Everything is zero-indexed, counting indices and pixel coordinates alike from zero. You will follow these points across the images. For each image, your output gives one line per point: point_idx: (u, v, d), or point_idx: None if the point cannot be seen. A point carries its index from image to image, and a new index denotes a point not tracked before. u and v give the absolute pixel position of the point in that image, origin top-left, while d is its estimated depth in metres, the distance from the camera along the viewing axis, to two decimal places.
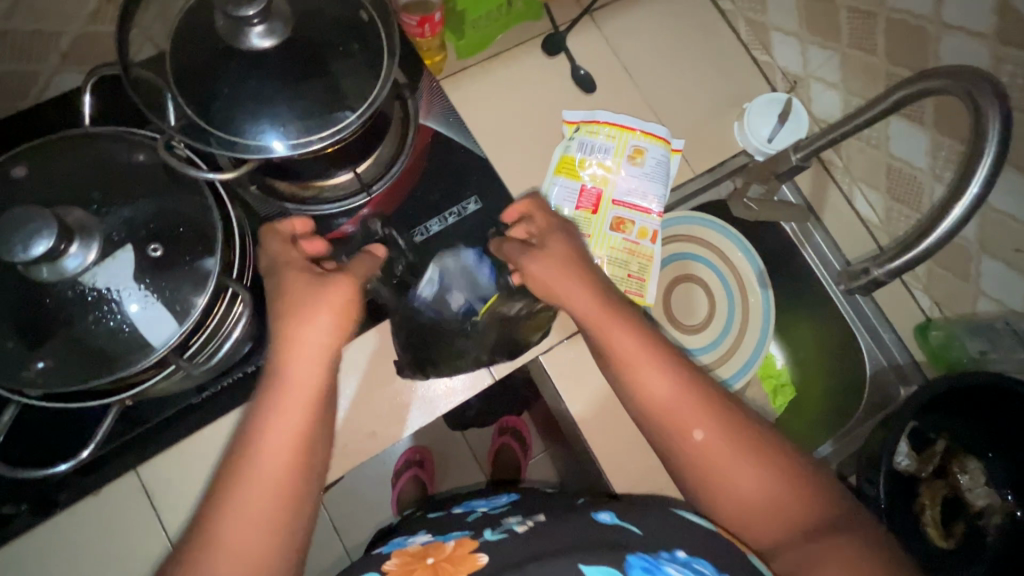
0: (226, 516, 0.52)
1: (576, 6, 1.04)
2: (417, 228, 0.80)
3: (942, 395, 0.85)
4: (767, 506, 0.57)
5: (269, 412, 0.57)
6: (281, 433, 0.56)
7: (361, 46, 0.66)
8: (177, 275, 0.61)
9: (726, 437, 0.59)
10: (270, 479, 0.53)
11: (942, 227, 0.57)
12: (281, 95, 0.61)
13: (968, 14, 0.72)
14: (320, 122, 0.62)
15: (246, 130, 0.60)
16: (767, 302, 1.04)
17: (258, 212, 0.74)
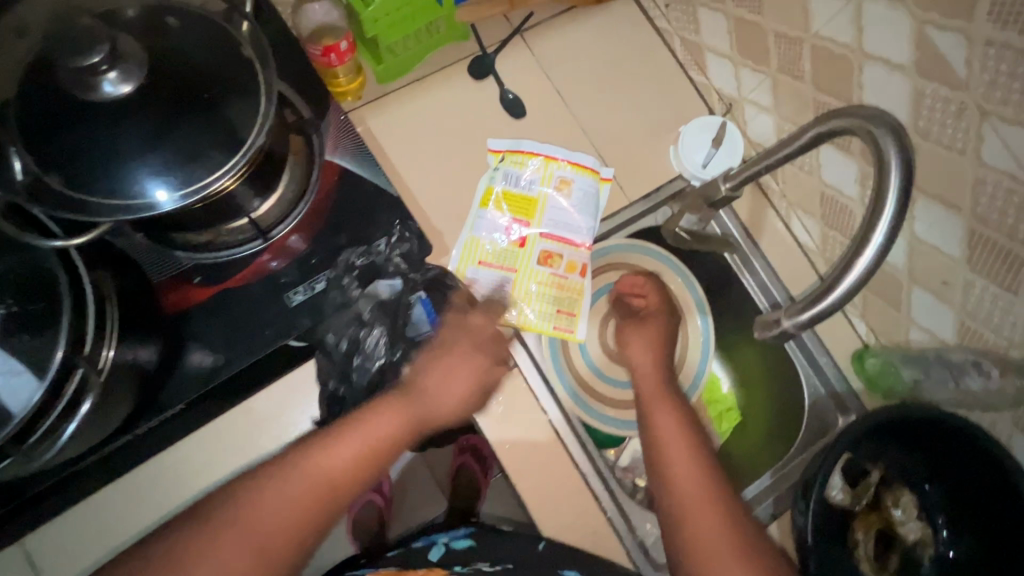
0: (276, 492, 0.63)
1: (505, 25, 1.00)
2: (318, 273, 0.74)
3: (882, 425, 0.84)
4: (713, 538, 0.71)
5: (350, 443, 0.68)
6: (376, 432, 0.71)
7: (234, 84, 0.58)
8: (33, 329, 0.54)
9: (698, 477, 0.77)
10: (326, 482, 0.65)
11: (846, 283, 0.56)
12: (153, 140, 0.54)
13: (886, 44, 0.69)
14: (199, 168, 0.55)
15: (125, 181, 0.54)
16: (706, 328, 1.02)
17: (143, 265, 0.69)
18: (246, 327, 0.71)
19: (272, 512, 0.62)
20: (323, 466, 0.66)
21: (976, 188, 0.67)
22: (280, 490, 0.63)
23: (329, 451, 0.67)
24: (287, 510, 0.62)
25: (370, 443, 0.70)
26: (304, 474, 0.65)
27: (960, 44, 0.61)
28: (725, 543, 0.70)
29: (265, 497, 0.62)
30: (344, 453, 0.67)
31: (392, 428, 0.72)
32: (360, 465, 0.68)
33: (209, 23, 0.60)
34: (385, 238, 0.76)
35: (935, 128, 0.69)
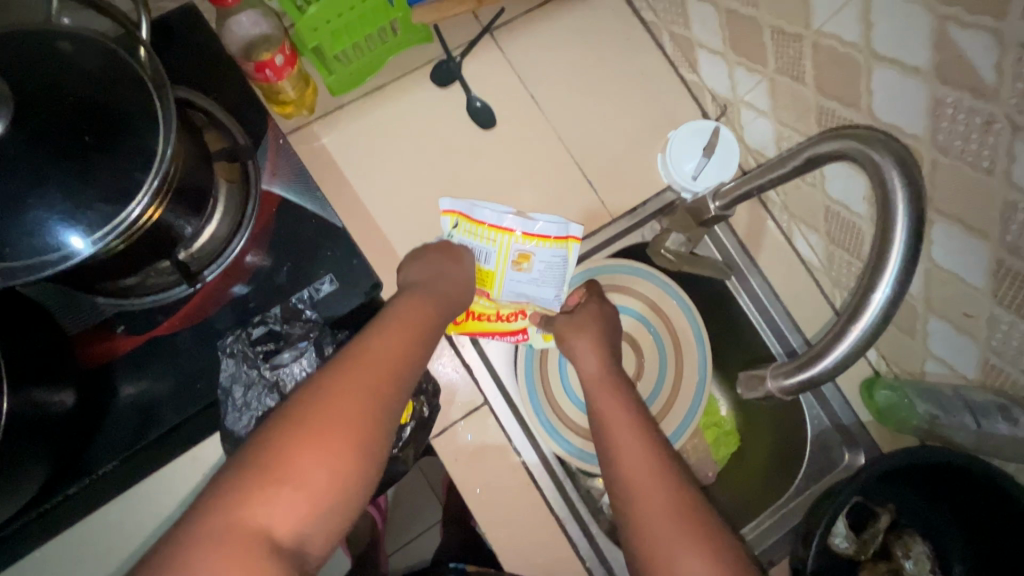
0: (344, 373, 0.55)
1: (474, 24, 0.90)
2: (257, 319, 0.67)
3: (899, 468, 0.76)
4: (656, 500, 0.63)
5: (388, 327, 0.62)
6: (410, 315, 0.66)
7: (128, 122, 0.50)
8: None
9: (637, 443, 0.68)
10: (383, 361, 0.58)
11: (837, 352, 0.48)
12: (32, 187, 0.46)
13: (898, 44, 0.58)
14: (99, 212, 0.48)
15: (10, 235, 0.46)
16: (704, 362, 0.89)
17: (62, 322, 0.63)
18: (181, 379, 0.65)
19: (352, 405, 0.52)
20: (376, 361, 0.57)
21: (1004, 214, 0.58)
22: (344, 390, 0.53)
23: (372, 342, 0.59)
24: (362, 403, 0.53)
25: (408, 329, 0.64)
26: (358, 367, 0.55)
27: (988, 46, 0.51)
28: (666, 507, 0.62)
29: (332, 393, 0.53)
30: (386, 342, 0.60)
31: (424, 308, 0.68)
32: (406, 347, 0.61)
33: (102, 47, 0.52)
34: (330, 277, 0.69)
35: (957, 142, 0.59)
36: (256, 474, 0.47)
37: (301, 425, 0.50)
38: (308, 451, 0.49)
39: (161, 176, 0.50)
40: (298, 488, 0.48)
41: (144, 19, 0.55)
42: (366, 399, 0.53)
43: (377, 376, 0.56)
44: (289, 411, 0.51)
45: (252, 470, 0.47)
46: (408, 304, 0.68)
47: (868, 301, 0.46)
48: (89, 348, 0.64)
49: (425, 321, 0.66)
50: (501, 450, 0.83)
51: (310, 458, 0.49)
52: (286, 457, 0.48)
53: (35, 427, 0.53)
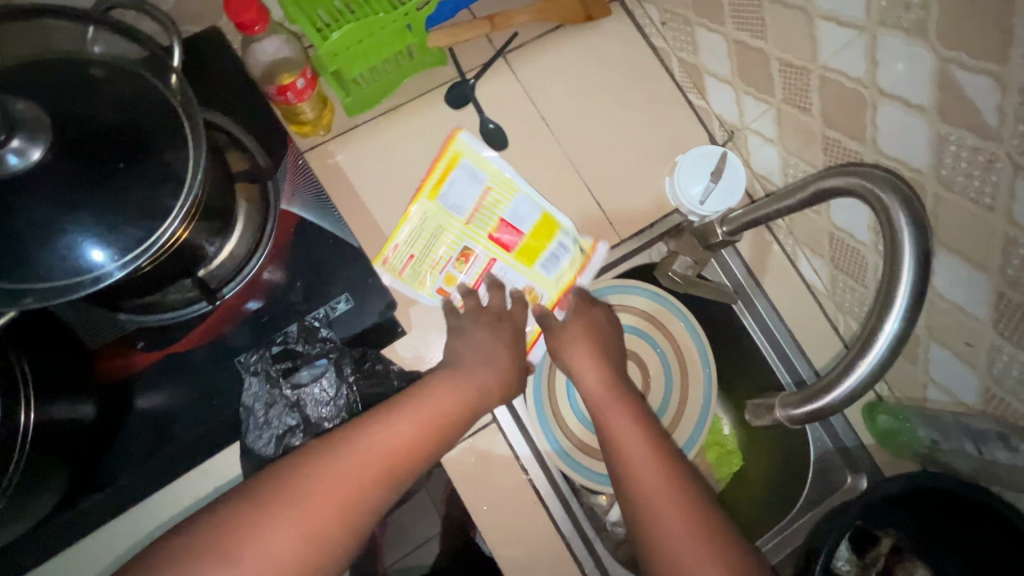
0: (337, 461, 0.52)
1: (487, 47, 0.92)
2: (276, 336, 0.69)
3: (902, 495, 0.77)
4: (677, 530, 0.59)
5: (403, 418, 0.59)
6: (434, 402, 0.62)
7: (157, 147, 0.52)
8: None
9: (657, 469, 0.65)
10: (382, 460, 0.54)
11: (844, 386, 0.50)
12: (67, 212, 0.48)
13: (904, 82, 0.60)
14: (130, 235, 0.50)
15: (47, 258, 0.48)
16: (710, 386, 0.91)
17: (81, 338, 0.64)
18: (196, 396, 0.66)
19: (327, 498, 0.50)
20: (374, 449, 0.55)
21: (1006, 249, 0.59)
22: (325, 478, 0.51)
23: (382, 428, 0.57)
24: (338, 498, 0.50)
25: (424, 419, 0.60)
26: (351, 454, 0.53)
27: (990, 89, 0.53)
28: (678, 502, 0.61)
29: (318, 476, 0.51)
30: (399, 433, 0.57)
31: (451, 401, 0.64)
32: (417, 444, 0.58)
33: (134, 74, 0.54)
34: (345, 296, 0.70)
35: (960, 178, 0.60)
36: (215, 536, 0.46)
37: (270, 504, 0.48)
38: (264, 532, 0.46)
39: (189, 201, 0.52)
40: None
41: (175, 45, 0.57)
42: (348, 489, 0.51)
43: (367, 473, 0.53)
44: (274, 484, 0.50)
45: (214, 525, 0.46)
46: (440, 386, 0.65)
47: (874, 337, 0.48)
48: (106, 365, 0.64)
49: (452, 414, 0.63)
50: (508, 468, 0.84)
51: (263, 543, 0.46)
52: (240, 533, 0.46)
53: (49, 439, 0.55)
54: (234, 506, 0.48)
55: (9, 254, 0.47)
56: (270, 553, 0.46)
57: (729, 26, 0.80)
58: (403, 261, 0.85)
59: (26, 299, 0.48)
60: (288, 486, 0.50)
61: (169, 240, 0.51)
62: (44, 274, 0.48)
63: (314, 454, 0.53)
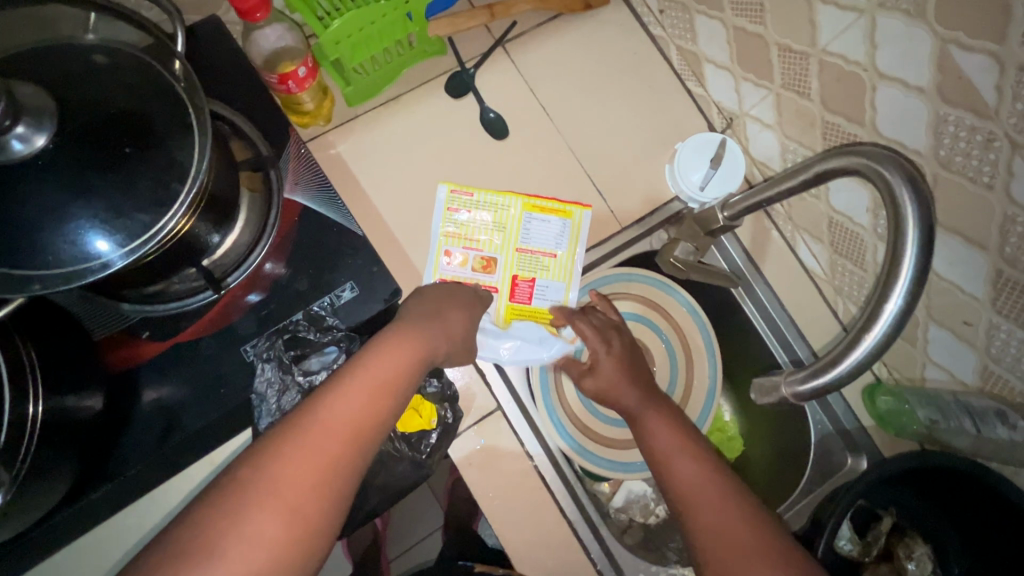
0: (299, 443, 0.50)
1: (486, 37, 0.92)
2: (282, 325, 0.69)
3: (903, 474, 0.79)
4: (733, 537, 0.58)
5: (356, 385, 0.56)
6: (387, 365, 0.59)
7: (161, 133, 0.51)
8: None
9: (701, 475, 0.65)
10: (345, 429, 0.52)
11: (852, 359, 0.50)
12: (75, 198, 0.47)
13: (903, 64, 0.61)
14: (137, 222, 0.49)
15: (55, 244, 0.47)
16: (715, 371, 0.92)
17: (89, 330, 0.64)
18: (203, 385, 0.66)
19: (289, 479, 0.48)
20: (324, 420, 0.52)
21: (1003, 227, 0.60)
22: (292, 455, 0.49)
23: (331, 400, 0.53)
24: (312, 472, 0.49)
25: (374, 382, 0.57)
26: (298, 430, 0.51)
27: (988, 69, 0.54)
28: (722, 491, 0.63)
29: (284, 456, 0.49)
30: (351, 403, 0.54)
31: (403, 356, 0.61)
32: (374, 408, 0.55)
33: (138, 61, 0.53)
34: (350, 284, 0.70)
35: (958, 158, 0.61)
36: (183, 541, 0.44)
37: (245, 495, 0.46)
38: (235, 526, 0.45)
39: (195, 188, 0.51)
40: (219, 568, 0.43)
41: (179, 30, 0.57)
42: (309, 463, 0.49)
43: (335, 441, 0.51)
44: (242, 476, 0.48)
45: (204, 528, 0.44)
46: (393, 345, 0.61)
47: (880, 312, 0.48)
48: (113, 356, 0.64)
49: (409, 370, 0.60)
50: (514, 455, 0.84)
51: (235, 534, 0.45)
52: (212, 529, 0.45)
53: (59, 428, 0.55)
54: (198, 510, 0.46)
55: (15, 241, 0.47)
56: (251, 543, 0.45)
57: (728, 13, 0.80)
58: (460, 210, 0.87)
59: (33, 286, 0.47)
60: (254, 475, 0.48)
61: (175, 227, 0.51)
62: (53, 260, 0.48)
63: (274, 436, 0.51)
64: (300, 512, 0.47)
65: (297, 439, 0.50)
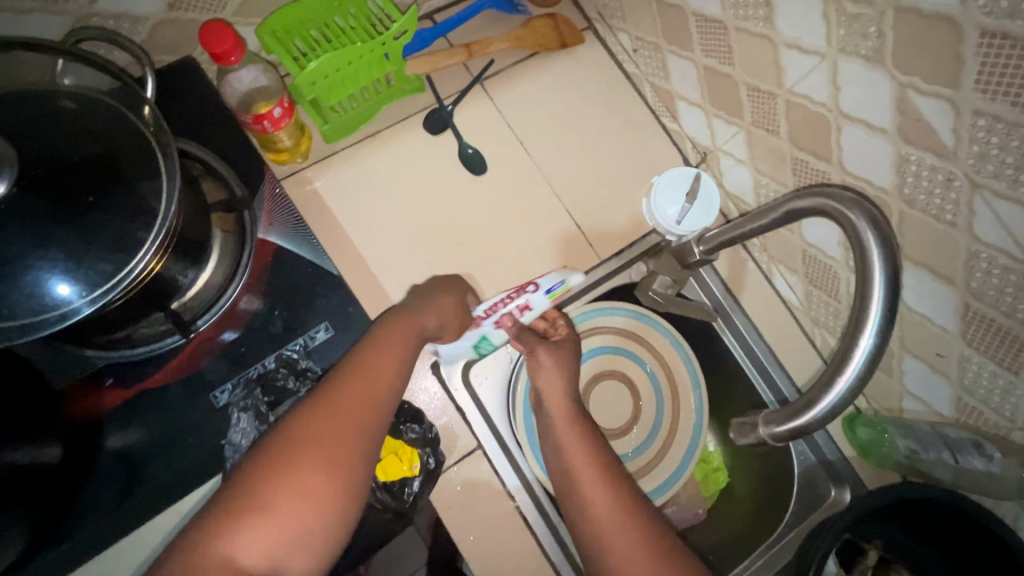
0: (324, 421, 0.56)
1: (464, 75, 0.94)
2: (254, 369, 0.66)
3: (888, 505, 0.77)
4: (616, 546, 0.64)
5: (375, 364, 0.63)
6: (384, 350, 0.65)
7: (129, 179, 0.51)
8: None
9: (599, 481, 0.69)
10: (365, 406, 0.59)
11: (825, 402, 0.50)
12: (33, 249, 0.46)
13: (864, 107, 0.63)
14: (99, 270, 0.49)
15: (16, 295, 0.46)
16: (699, 403, 0.92)
17: (50, 380, 0.61)
18: (168, 432, 0.63)
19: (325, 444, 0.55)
20: (362, 396, 0.59)
21: (968, 262, 0.62)
22: (322, 428, 0.56)
23: (358, 378, 0.61)
24: (341, 444, 0.56)
25: (390, 363, 0.63)
26: (336, 405, 0.58)
27: (945, 113, 0.56)
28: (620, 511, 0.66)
29: (311, 430, 0.56)
30: (377, 380, 0.61)
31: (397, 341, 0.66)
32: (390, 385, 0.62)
33: (105, 106, 0.53)
34: (324, 325, 0.69)
35: (922, 197, 0.63)
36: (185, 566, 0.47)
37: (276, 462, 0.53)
38: (288, 488, 0.52)
39: (162, 234, 0.51)
40: (267, 520, 0.51)
41: (149, 74, 0.56)
42: (345, 433, 0.57)
43: (360, 414, 0.58)
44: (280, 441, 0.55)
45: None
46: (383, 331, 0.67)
47: (852, 353, 0.49)
48: (75, 407, 0.62)
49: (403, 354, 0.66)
50: (495, 495, 0.82)
51: (288, 494, 0.52)
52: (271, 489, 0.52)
53: (11, 490, 0.52)
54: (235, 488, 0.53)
55: None
56: (284, 508, 0.52)
57: (698, 53, 0.83)
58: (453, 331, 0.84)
59: None
60: (288, 442, 0.55)
61: (141, 274, 0.51)
62: (8, 310, 0.47)
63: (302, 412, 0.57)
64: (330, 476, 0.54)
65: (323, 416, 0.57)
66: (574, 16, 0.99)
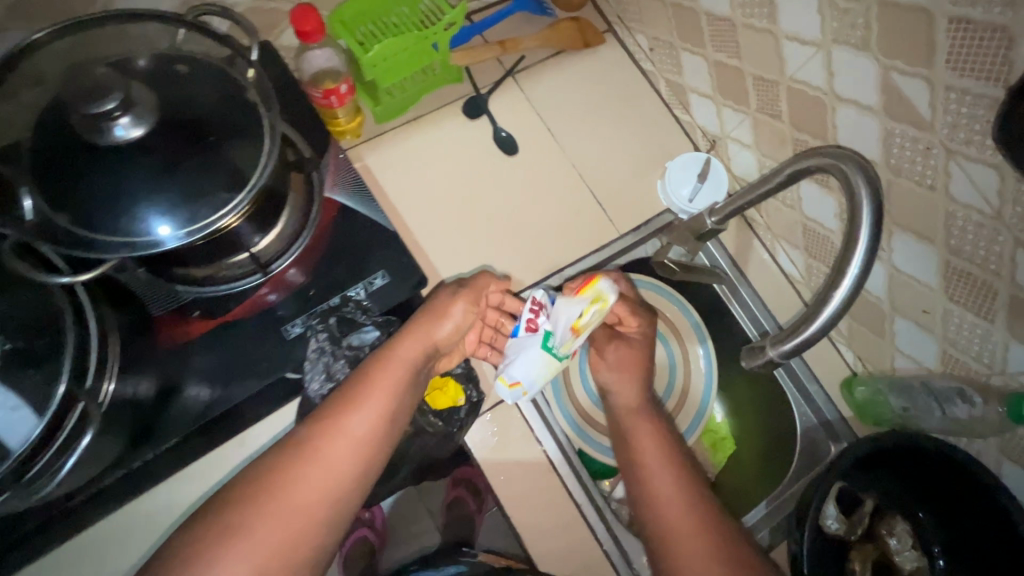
0: (285, 489, 0.65)
1: (498, 68, 1.05)
2: (322, 305, 0.75)
3: (878, 454, 0.86)
4: (694, 551, 0.69)
5: (345, 427, 0.69)
6: (370, 405, 0.70)
7: (230, 143, 0.60)
8: (27, 379, 0.58)
9: (670, 487, 0.75)
10: (327, 475, 0.66)
11: (826, 313, 0.59)
12: (149, 186, 0.56)
13: (855, 88, 0.74)
14: (197, 210, 0.57)
15: (125, 226, 0.56)
16: (709, 361, 1.01)
17: (150, 308, 0.71)
18: (244, 359, 0.72)
19: (282, 512, 0.64)
20: (340, 446, 0.68)
21: (947, 222, 0.71)
22: (280, 498, 0.64)
23: (324, 443, 0.67)
24: (298, 512, 0.64)
25: (360, 425, 0.69)
26: (308, 462, 0.66)
27: (923, 89, 0.66)
28: (691, 520, 0.72)
29: (271, 496, 0.64)
30: (343, 447, 0.68)
31: (383, 388, 0.72)
32: (359, 447, 0.69)
33: (217, 70, 0.63)
34: (382, 273, 0.77)
35: (906, 165, 0.73)
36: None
37: (225, 526, 0.62)
38: (237, 548, 0.61)
39: (250, 195, 0.59)
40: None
41: (254, 46, 0.64)
42: (303, 502, 0.65)
43: (320, 483, 0.66)
44: (244, 499, 0.64)
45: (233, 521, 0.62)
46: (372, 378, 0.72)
47: (838, 280, 0.58)
48: (166, 332, 0.71)
49: (387, 406, 0.71)
50: (523, 442, 0.88)
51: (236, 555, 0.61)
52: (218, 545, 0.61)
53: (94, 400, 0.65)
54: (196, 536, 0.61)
55: (97, 219, 0.56)
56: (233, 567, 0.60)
57: (708, 49, 0.93)
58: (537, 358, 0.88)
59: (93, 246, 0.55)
60: (248, 505, 0.63)
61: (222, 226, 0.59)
62: (118, 237, 0.56)
63: (270, 473, 0.66)
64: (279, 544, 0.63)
65: (287, 485, 0.65)
66: (596, 20, 1.11)
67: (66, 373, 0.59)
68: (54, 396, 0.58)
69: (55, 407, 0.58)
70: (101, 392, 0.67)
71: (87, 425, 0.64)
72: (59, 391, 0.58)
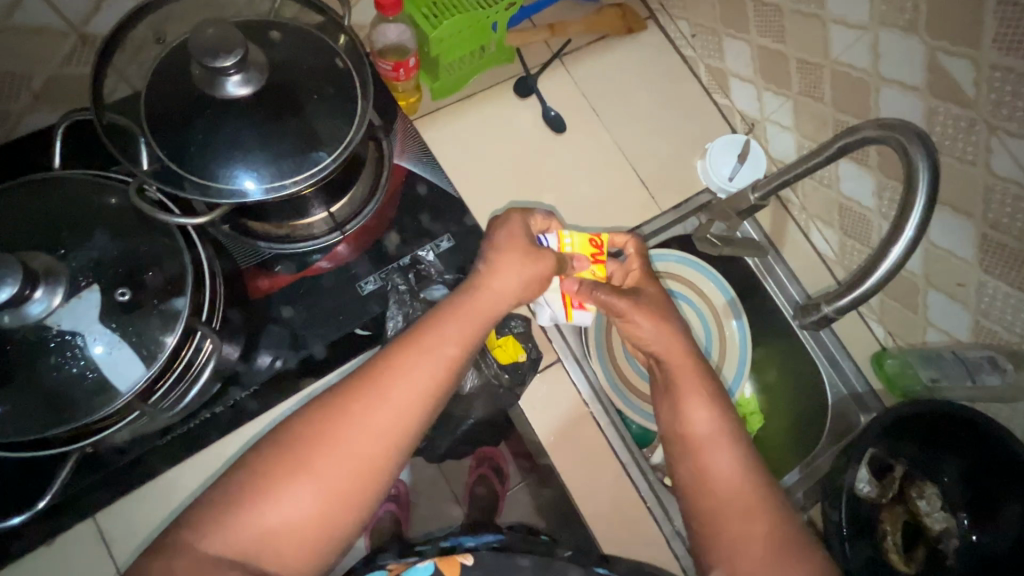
0: (335, 436, 0.58)
1: (546, 51, 1.09)
2: (393, 263, 0.80)
3: (911, 419, 0.89)
4: (742, 510, 0.65)
5: (397, 375, 0.62)
6: (428, 352, 0.63)
7: (324, 114, 0.65)
8: (143, 319, 0.62)
9: (720, 444, 0.68)
10: (374, 423, 0.59)
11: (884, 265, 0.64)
12: (252, 142, 0.61)
13: (900, 69, 0.78)
14: (293, 166, 0.62)
15: (222, 175, 0.60)
16: (743, 334, 1.06)
17: (235, 260, 0.76)
18: (321, 311, 0.77)
19: (329, 462, 0.57)
20: (397, 394, 0.61)
21: (986, 195, 0.75)
22: (325, 446, 0.58)
23: (376, 389, 0.61)
24: (348, 463, 0.58)
25: (410, 372, 0.62)
26: (355, 409, 0.60)
27: (968, 68, 0.70)
28: (747, 484, 0.66)
29: (323, 440, 0.58)
30: (402, 395, 0.61)
31: (452, 334, 0.66)
32: (417, 396, 0.62)
33: (311, 38, 0.68)
34: (448, 236, 0.83)
35: (947, 142, 0.77)
36: (216, 514, 0.55)
37: (273, 472, 0.57)
38: (288, 492, 0.56)
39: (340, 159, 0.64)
40: (264, 524, 0.55)
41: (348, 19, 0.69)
42: (346, 452, 0.58)
43: (366, 435, 0.59)
44: (293, 442, 0.58)
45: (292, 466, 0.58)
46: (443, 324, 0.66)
47: (895, 239, 0.62)
48: (247, 284, 0.76)
49: (453, 354, 0.65)
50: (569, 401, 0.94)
51: (288, 500, 0.56)
52: (265, 492, 0.56)
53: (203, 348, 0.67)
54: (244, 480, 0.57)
55: (201, 167, 0.60)
56: (291, 511, 0.56)
57: (753, 34, 0.98)
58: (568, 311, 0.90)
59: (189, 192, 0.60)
60: (293, 449, 0.58)
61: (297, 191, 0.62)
62: (216, 186, 0.60)
63: (314, 417, 0.59)
64: (331, 493, 0.57)
65: (323, 432, 0.58)
66: (639, 7, 1.15)
67: (180, 330, 0.62)
68: (161, 352, 0.61)
69: (161, 361, 0.61)
70: (204, 348, 0.67)
71: (194, 375, 0.67)
72: (169, 343, 0.61)
